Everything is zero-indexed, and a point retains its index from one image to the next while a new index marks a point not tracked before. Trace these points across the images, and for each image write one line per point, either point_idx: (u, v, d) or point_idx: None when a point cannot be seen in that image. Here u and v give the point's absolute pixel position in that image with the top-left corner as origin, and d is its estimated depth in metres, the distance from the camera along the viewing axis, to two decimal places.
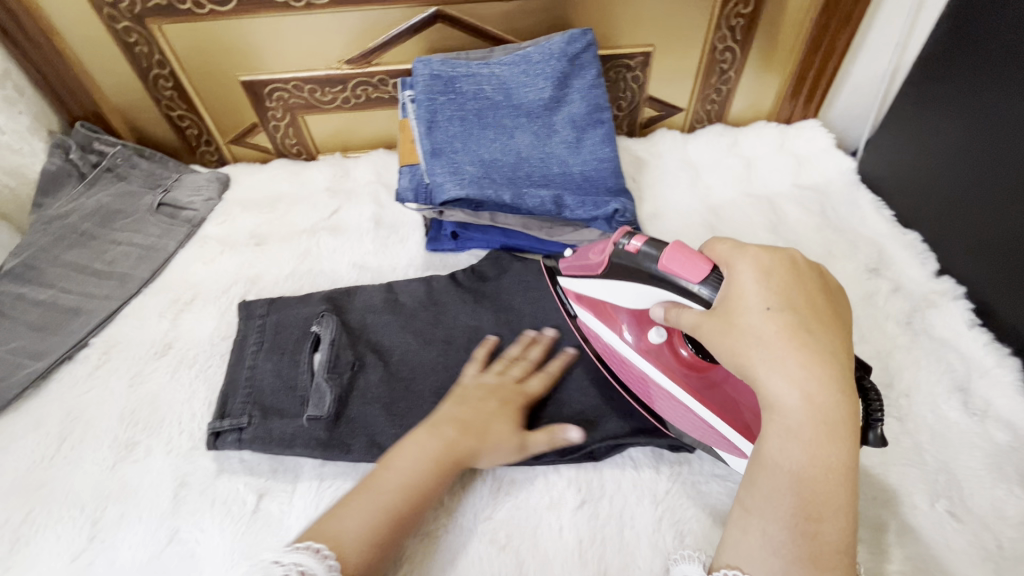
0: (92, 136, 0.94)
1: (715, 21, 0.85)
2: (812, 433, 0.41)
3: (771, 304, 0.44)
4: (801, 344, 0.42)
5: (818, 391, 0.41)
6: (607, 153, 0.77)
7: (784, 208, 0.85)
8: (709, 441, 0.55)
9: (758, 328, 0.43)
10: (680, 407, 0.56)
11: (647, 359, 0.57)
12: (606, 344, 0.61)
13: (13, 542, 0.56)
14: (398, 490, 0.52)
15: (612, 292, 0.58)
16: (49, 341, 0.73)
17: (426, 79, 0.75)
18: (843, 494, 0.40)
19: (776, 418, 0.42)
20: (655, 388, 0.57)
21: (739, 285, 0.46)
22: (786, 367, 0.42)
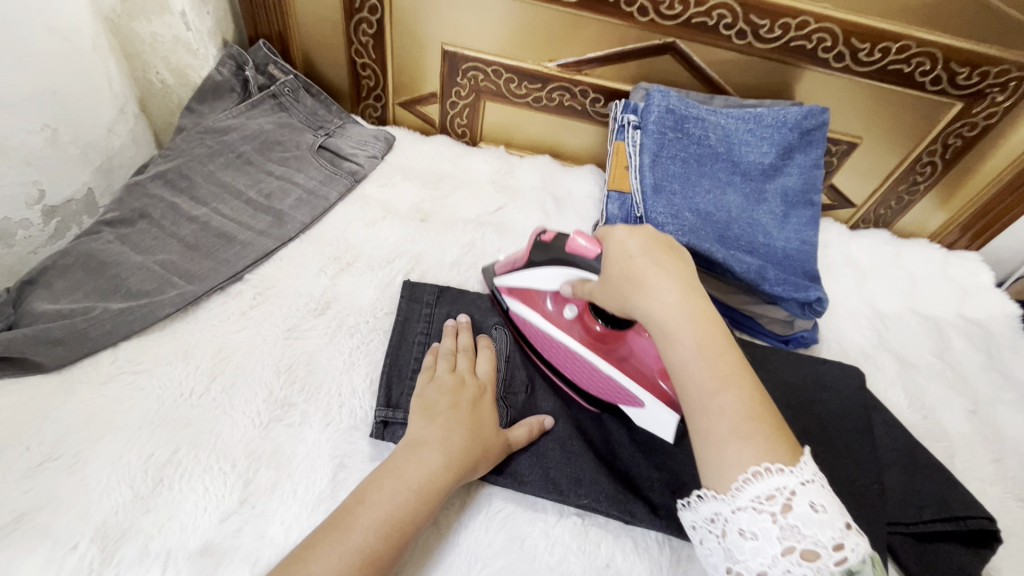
0: (270, 58, 0.89)
1: (933, 134, 0.84)
2: (681, 327, 0.43)
3: (632, 245, 0.48)
4: (659, 265, 0.46)
5: (674, 293, 0.45)
6: (810, 236, 0.75)
7: (950, 337, 0.83)
8: (614, 398, 0.60)
9: (625, 268, 0.48)
10: (592, 367, 0.61)
11: (563, 331, 0.63)
12: (528, 326, 0.66)
13: (154, 482, 0.51)
14: (369, 528, 0.45)
15: (533, 279, 0.63)
16: (204, 265, 0.68)
17: (660, 112, 0.73)
18: (729, 369, 0.42)
19: (657, 333, 0.45)
20: (571, 359, 0.62)
21: (614, 233, 0.50)
22: (642, 290, 0.45)
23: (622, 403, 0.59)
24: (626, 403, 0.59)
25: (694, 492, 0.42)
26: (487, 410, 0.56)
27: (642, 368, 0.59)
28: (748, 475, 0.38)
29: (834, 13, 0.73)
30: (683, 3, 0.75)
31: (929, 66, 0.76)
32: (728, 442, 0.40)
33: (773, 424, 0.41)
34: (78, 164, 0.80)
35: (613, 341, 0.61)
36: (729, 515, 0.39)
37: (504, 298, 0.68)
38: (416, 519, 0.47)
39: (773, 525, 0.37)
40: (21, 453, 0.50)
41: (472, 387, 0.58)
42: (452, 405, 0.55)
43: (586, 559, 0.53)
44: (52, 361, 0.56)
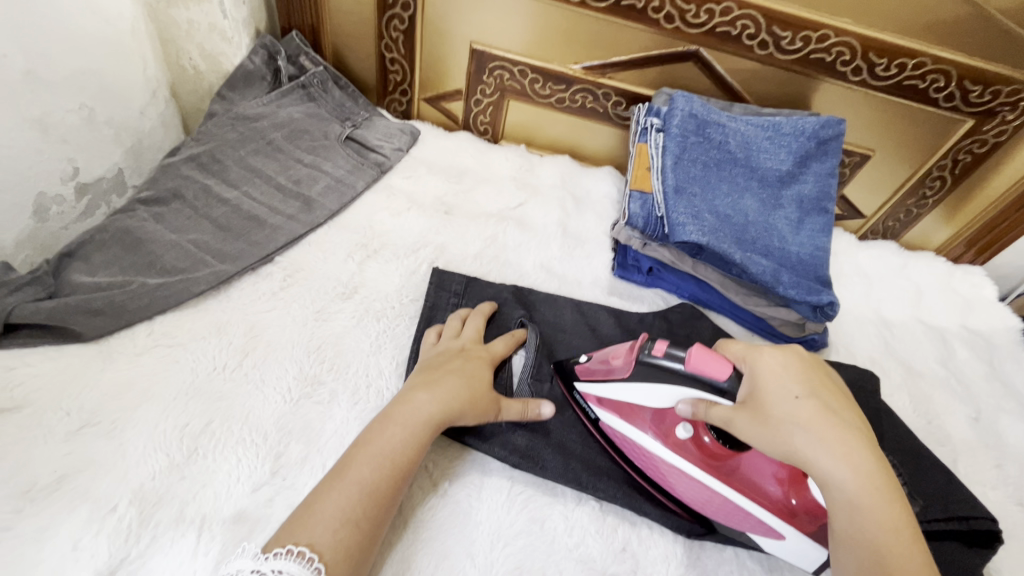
0: (302, 49, 0.91)
1: (944, 149, 0.87)
2: (869, 500, 0.43)
3: (795, 388, 0.47)
4: (832, 423, 0.46)
5: (855, 460, 0.44)
6: (824, 243, 0.77)
7: (953, 346, 0.86)
8: (739, 525, 0.54)
9: (794, 414, 0.46)
10: (718, 495, 0.54)
11: (675, 451, 0.56)
12: (627, 442, 0.59)
13: (190, 450, 0.52)
14: (366, 463, 0.48)
15: (639, 393, 0.57)
16: (236, 246, 0.70)
17: (683, 117, 0.76)
18: (915, 548, 0.42)
19: (837, 499, 0.44)
20: (688, 484, 0.56)
21: (771, 369, 0.49)
22: (820, 448, 0.45)
23: (752, 531, 0.53)
24: (760, 531, 0.53)
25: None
26: (480, 368, 0.59)
27: (763, 488, 0.54)
28: None
29: (853, 28, 0.76)
30: (708, 12, 0.77)
31: (943, 83, 0.79)
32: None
33: None
34: (111, 144, 0.82)
35: (728, 458, 0.56)
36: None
37: (590, 408, 0.61)
38: (406, 455, 0.50)
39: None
40: (62, 417, 0.52)
41: (470, 350, 0.61)
42: (446, 362, 0.58)
43: (603, 542, 0.55)
44: (91, 331, 0.58)
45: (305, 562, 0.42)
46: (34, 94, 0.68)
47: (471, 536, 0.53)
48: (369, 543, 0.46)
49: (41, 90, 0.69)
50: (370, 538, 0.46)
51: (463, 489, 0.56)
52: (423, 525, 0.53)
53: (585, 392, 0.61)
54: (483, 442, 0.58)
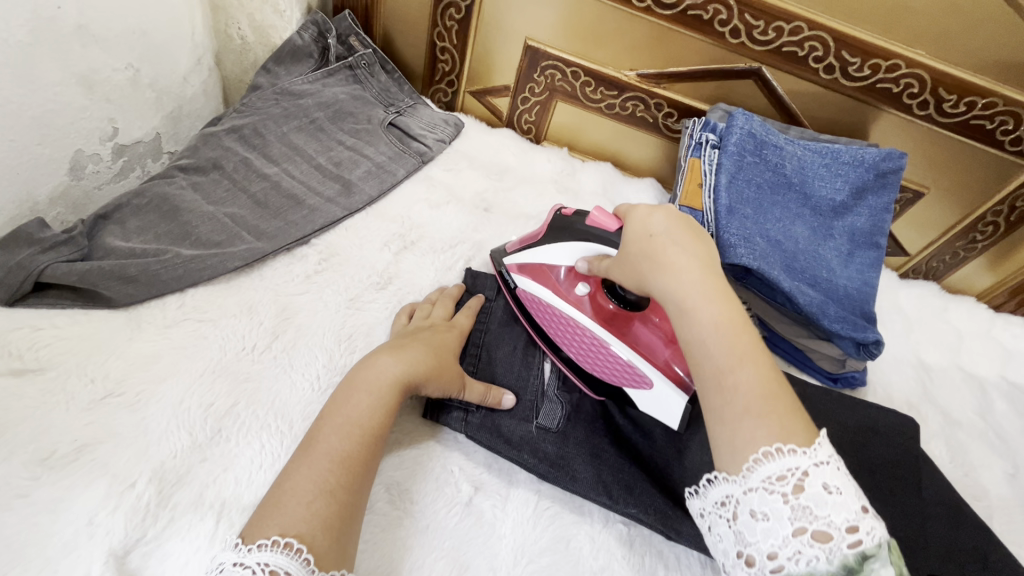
0: (353, 30, 0.88)
1: (1002, 195, 0.83)
2: (698, 300, 0.44)
3: (654, 224, 0.50)
4: (680, 246, 0.47)
5: (694, 270, 0.45)
6: (872, 279, 0.74)
7: (993, 398, 0.82)
8: (623, 378, 0.59)
9: (644, 246, 0.49)
10: (602, 346, 0.60)
11: (573, 306, 0.62)
12: (538, 304, 0.64)
13: (214, 431, 0.51)
14: (332, 432, 0.48)
15: (547, 254, 0.63)
16: (274, 224, 0.68)
17: (741, 134, 0.74)
18: (750, 349, 0.42)
19: (672, 308, 0.46)
20: (580, 335, 0.62)
21: (636, 217, 0.52)
22: (661, 267, 0.47)
23: (628, 384, 0.59)
24: (634, 383, 0.59)
25: (704, 479, 0.42)
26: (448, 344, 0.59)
27: (654, 348, 0.59)
28: (760, 450, 0.38)
29: (927, 59, 0.73)
30: (777, 30, 0.75)
31: (1012, 126, 0.76)
32: (742, 417, 0.40)
33: (790, 404, 0.40)
34: (152, 107, 0.80)
35: (623, 323, 0.61)
36: (740, 496, 0.39)
37: (511, 275, 0.67)
38: (374, 420, 0.49)
39: (785, 505, 0.36)
40: (86, 384, 0.50)
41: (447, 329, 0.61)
42: (418, 334, 0.58)
43: (630, 569, 0.52)
44: (122, 298, 0.56)
45: (292, 553, 0.39)
46: (84, 49, 0.67)
47: (494, 551, 0.51)
48: (350, 511, 0.44)
49: (90, 46, 0.68)
50: (348, 507, 0.44)
51: (488, 499, 0.54)
52: (442, 532, 0.51)
53: (508, 263, 0.68)
54: (511, 451, 0.56)
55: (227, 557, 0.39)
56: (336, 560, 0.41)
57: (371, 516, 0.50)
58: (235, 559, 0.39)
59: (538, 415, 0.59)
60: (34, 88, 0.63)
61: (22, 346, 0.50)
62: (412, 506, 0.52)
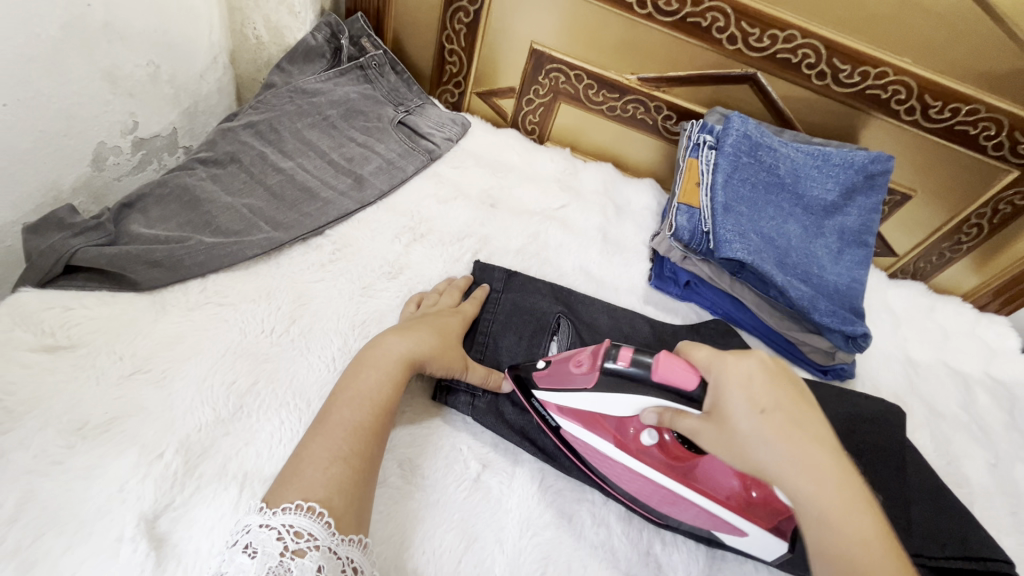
0: (365, 32, 0.91)
1: (985, 198, 0.87)
2: (837, 513, 0.38)
3: (750, 399, 0.42)
4: (793, 429, 0.40)
5: (822, 470, 0.39)
6: (861, 276, 0.77)
7: (975, 392, 0.86)
8: (706, 525, 0.53)
9: (751, 429, 0.41)
10: (682, 501, 0.53)
11: (639, 459, 0.54)
12: (594, 452, 0.56)
13: (236, 408, 0.53)
14: (346, 405, 0.50)
15: (601, 404, 0.53)
16: (289, 215, 0.71)
17: (737, 137, 0.77)
18: (905, 575, 0.37)
19: (807, 516, 0.39)
20: (652, 490, 0.54)
21: (727, 381, 0.43)
22: (778, 454, 0.40)
23: (717, 530, 0.53)
24: (722, 529, 0.53)
25: None
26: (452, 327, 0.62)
27: (731, 483, 0.53)
28: None
29: (913, 68, 0.77)
30: (771, 38, 0.79)
31: (994, 131, 0.80)
32: None
33: None
34: (171, 103, 0.83)
35: (689, 459, 0.54)
36: None
37: (551, 415, 0.57)
38: (384, 396, 0.52)
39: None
40: (115, 360, 0.53)
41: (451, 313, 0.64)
42: (424, 319, 0.61)
43: (629, 543, 0.55)
44: (147, 281, 0.59)
45: (314, 516, 0.42)
46: (109, 46, 0.70)
47: (499, 524, 0.54)
48: (364, 478, 0.47)
49: (116, 43, 0.71)
50: (362, 475, 0.47)
51: (494, 476, 0.57)
52: (450, 505, 0.54)
53: (543, 401, 0.57)
54: (514, 436, 0.59)
55: (254, 520, 0.42)
56: (353, 524, 0.44)
57: (385, 489, 0.53)
58: (262, 521, 0.42)
59: None
60: (63, 81, 0.66)
61: (55, 324, 0.53)
62: (422, 481, 0.55)
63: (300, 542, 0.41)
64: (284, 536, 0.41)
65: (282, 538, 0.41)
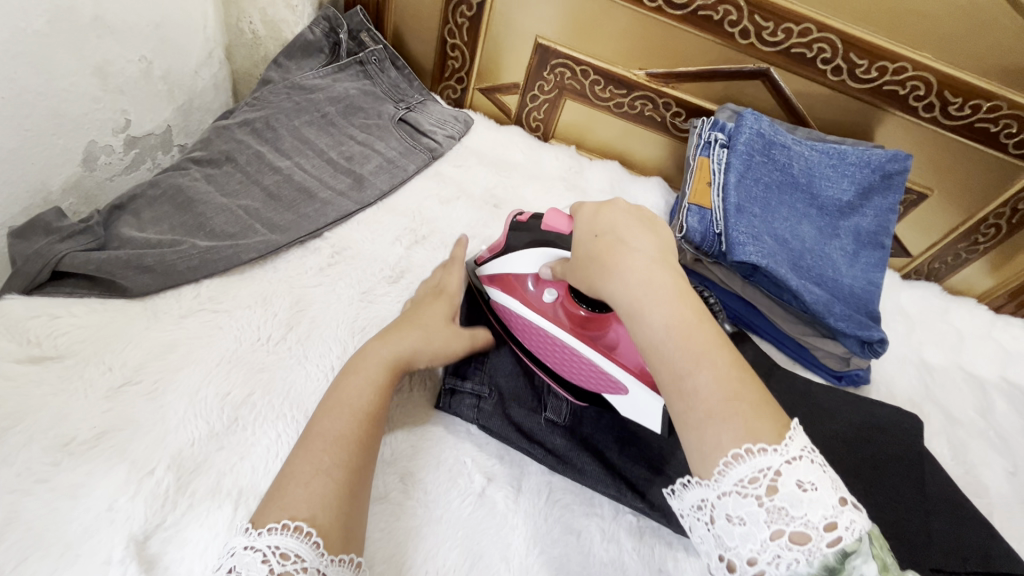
0: (364, 26, 0.88)
1: (1005, 198, 0.85)
2: (649, 303, 0.41)
3: (599, 228, 0.48)
4: (622, 246, 0.45)
5: (641, 269, 0.43)
6: (877, 278, 0.74)
7: (993, 397, 0.83)
8: (601, 386, 0.56)
9: (591, 252, 0.47)
10: (573, 353, 0.57)
11: (539, 314, 0.58)
12: (510, 314, 0.61)
13: (230, 420, 0.51)
14: (336, 415, 0.48)
15: (508, 264, 0.59)
16: (287, 216, 0.69)
17: (750, 134, 0.75)
18: (707, 346, 0.39)
19: (624, 309, 0.43)
20: (550, 344, 0.58)
21: (584, 219, 0.50)
22: (608, 262, 0.45)
23: (606, 391, 0.56)
24: (614, 391, 0.55)
25: (679, 479, 0.39)
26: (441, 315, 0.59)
27: (630, 351, 0.55)
28: (727, 454, 0.35)
29: (933, 63, 0.74)
30: (786, 32, 0.76)
31: (1016, 129, 0.77)
32: (703, 423, 0.37)
33: (755, 397, 0.37)
34: (164, 100, 0.80)
35: (596, 327, 0.57)
36: (716, 501, 0.36)
37: (486, 288, 0.64)
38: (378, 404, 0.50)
39: (760, 508, 0.33)
40: (105, 372, 0.50)
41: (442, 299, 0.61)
42: (404, 318, 0.59)
43: (640, 560, 0.53)
44: (138, 288, 0.57)
45: (302, 536, 0.39)
46: (98, 41, 0.67)
47: (507, 541, 0.52)
48: (357, 497, 0.44)
49: (105, 37, 0.68)
50: (353, 494, 0.44)
51: (499, 489, 0.55)
52: (455, 521, 0.52)
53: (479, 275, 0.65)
54: (521, 443, 0.56)
55: (238, 541, 0.39)
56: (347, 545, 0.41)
57: (386, 505, 0.51)
58: (247, 543, 0.39)
59: (546, 408, 0.60)
60: (50, 78, 0.63)
61: (41, 334, 0.51)
62: (425, 494, 0.53)
63: (286, 564, 0.37)
64: (270, 558, 0.38)
65: (267, 561, 0.38)
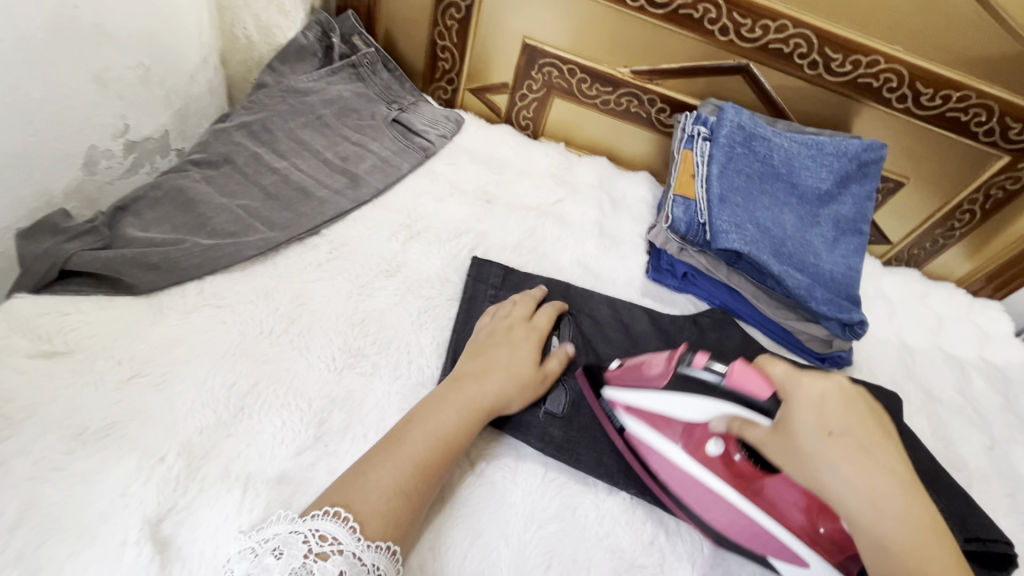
0: (356, 30, 0.91)
1: (977, 184, 0.88)
2: (903, 549, 0.37)
3: (832, 420, 0.40)
4: (869, 460, 0.39)
5: (897, 501, 0.38)
6: (856, 263, 0.77)
7: (971, 375, 0.87)
8: (767, 549, 0.51)
9: (820, 452, 0.40)
10: (731, 510, 0.52)
11: (702, 466, 0.53)
12: (655, 454, 0.56)
13: (237, 409, 0.53)
14: (419, 439, 0.50)
15: (671, 406, 0.54)
16: (285, 215, 0.71)
17: (731, 127, 0.78)
18: None
19: (863, 539, 0.39)
20: (713, 500, 0.53)
21: (805, 402, 0.42)
22: (846, 482, 0.39)
23: (775, 556, 0.50)
24: (783, 557, 0.50)
25: None
26: (527, 352, 0.60)
27: (794, 509, 0.50)
28: None
29: (904, 55, 0.77)
30: (763, 28, 0.79)
31: (984, 118, 0.81)
32: None
33: None
34: (161, 105, 0.82)
35: (756, 478, 0.52)
36: None
37: (616, 414, 0.59)
38: (460, 438, 0.52)
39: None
40: (113, 365, 0.52)
41: (517, 330, 0.62)
42: (476, 361, 0.58)
43: (633, 533, 0.55)
44: (143, 285, 0.59)
45: (340, 520, 0.43)
46: (97, 48, 0.69)
47: (506, 519, 0.54)
48: (418, 516, 0.47)
49: (104, 44, 0.70)
50: (417, 508, 0.47)
51: (496, 469, 0.57)
52: (457, 501, 0.54)
53: (613, 399, 0.59)
54: (518, 432, 0.59)
55: (281, 527, 0.43)
56: (380, 530, 0.44)
57: None
58: (291, 528, 0.43)
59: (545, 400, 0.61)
60: (52, 84, 0.65)
61: (51, 330, 0.52)
62: None
63: (324, 545, 0.42)
64: (310, 539, 0.42)
65: (307, 542, 0.42)
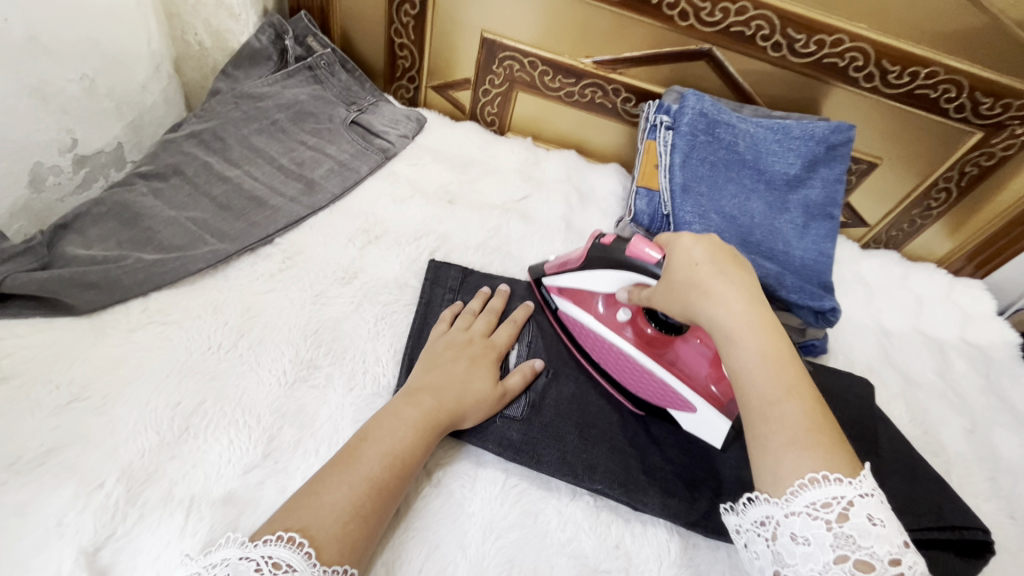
0: (310, 30, 0.89)
1: (951, 161, 0.86)
2: (748, 336, 0.45)
3: (698, 254, 0.49)
4: (723, 274, 0.47)
5: (742, 303, 0.46)
6: (828, 249, 0.76)
7: (951, 357, 0.85)
8: (670, 403, 0.60)
9: (688, 275, 0.48)
10: (643, 371, 0.61)
11: (615, 333, 0.63)
12: (579, 327, 0.65)
13: (182, 429, 0.51)
14: (374, 458, 0.48)
15: (591, 281, 0.63)
16: (236, 226, 0.69)
17: (693, 115, 0.75)
18: (795, 378, 0.44)
19: (720, 340, 0.46)
20: (621, 362, 0.62)
21: (678, 243, 0.50)
22: (708, 294, 0.46)
23: (671, 406, 0.60)
24: (680, 407, 0.59)
25: (745, 497, 0.44)
26: (483, 367, 0.59)
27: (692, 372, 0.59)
28: (804, 482, 0.40)
29: (868, 33, 0.75)
30: (723, 11, 0.77)
31: (954, 94, 0.79)
32: (787, 449, 0.41)
33: (833, 435, 0.42)
34: (111, 117, 0.80)
35: (665, 346, 0.62)
36: (783, 519, 0.41)
37: (551, 297, 0.68)
38: (413, 458, 0.50)
39: (828, 532, 0.38)
40: (51, 391, 0.51)
41: (476, 345, 0.61)
42: (431, 375, 0.56)
43: (596, 538, 0.54)
44: (85, 305, 0.57)
45: (295, 547, 0.40)
46: (35, 62, 0.67)
47: (464, 531, 0.52)
48: (373, 540, 0.45)
49: (42, 58, 0.68)
50: (371, 527, 0.45)
51: (455, 478, 0.55)
52: (414, 514, 0.52)
53: (548, 285, 0.68)
54: (476, 438, 0.57)
55: (232, 552, 0.40)
56: (337, 553, 0.42)
57: None
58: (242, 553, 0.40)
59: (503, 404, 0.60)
60: None
61: None
62: None
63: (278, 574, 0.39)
64: (263, 567, 0.39)
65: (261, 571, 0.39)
